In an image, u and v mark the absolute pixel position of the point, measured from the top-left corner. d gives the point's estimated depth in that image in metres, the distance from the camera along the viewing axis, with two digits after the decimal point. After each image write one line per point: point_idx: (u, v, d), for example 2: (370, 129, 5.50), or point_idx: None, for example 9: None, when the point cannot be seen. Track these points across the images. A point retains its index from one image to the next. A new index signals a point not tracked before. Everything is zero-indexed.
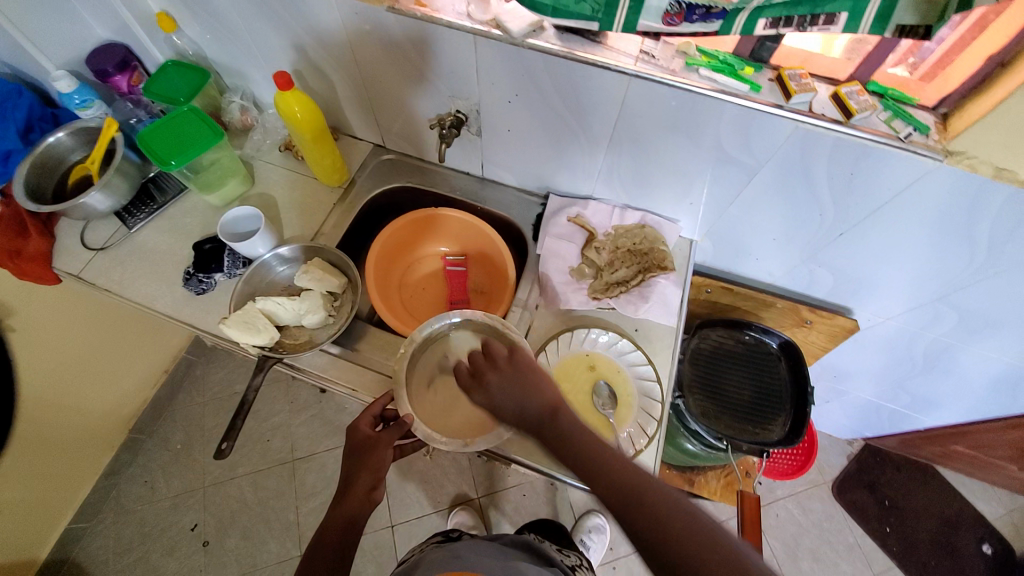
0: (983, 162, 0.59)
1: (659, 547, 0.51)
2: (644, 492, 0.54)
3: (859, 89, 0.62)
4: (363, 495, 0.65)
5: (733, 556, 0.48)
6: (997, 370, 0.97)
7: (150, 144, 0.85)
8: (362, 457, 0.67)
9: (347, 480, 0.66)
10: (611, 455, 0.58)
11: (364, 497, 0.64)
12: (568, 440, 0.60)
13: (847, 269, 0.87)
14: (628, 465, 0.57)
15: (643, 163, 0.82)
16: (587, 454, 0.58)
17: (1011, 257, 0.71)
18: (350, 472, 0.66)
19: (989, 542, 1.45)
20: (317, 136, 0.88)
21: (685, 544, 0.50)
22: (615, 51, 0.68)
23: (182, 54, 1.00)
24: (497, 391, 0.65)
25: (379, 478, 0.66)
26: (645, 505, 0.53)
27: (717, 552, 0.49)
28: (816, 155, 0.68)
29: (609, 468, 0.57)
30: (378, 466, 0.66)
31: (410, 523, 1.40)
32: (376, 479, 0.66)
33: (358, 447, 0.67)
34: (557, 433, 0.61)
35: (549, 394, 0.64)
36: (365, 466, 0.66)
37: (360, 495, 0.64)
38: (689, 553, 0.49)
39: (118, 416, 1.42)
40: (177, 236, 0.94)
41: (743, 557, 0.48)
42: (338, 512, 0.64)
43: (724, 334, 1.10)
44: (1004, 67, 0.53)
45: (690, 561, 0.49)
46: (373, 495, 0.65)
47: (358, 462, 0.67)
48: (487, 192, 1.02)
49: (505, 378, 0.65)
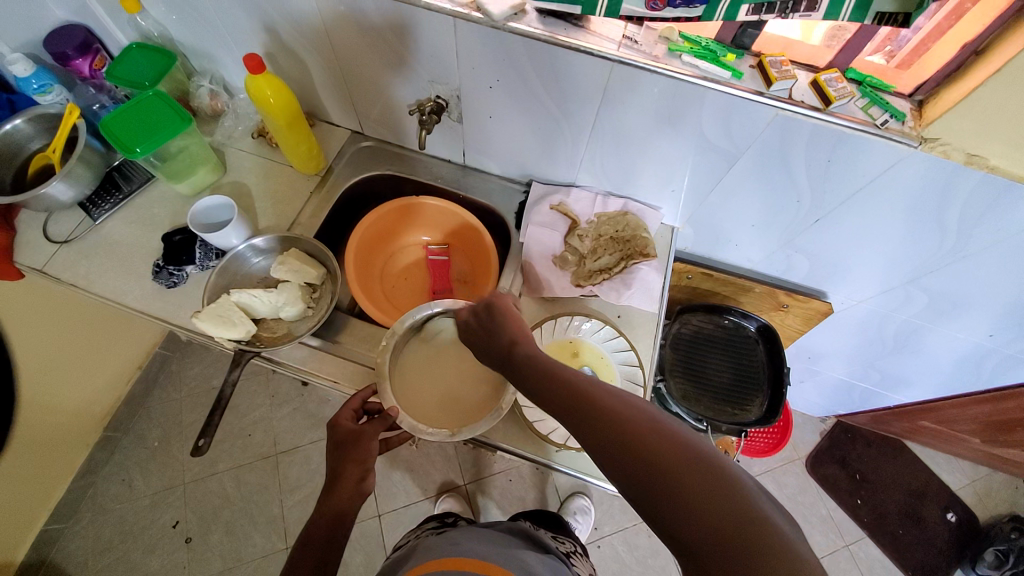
0: (956, 149, 0.61)
1: (665, 505, 0.43)
2: (623, 415, 0.48)
3: (838, 76, 0.62)
4: (353, 486, 0.64)
5: (758, 518, 0.40)
6: (963, 349, 1.02)
7: (114, 130, 0.81)
8: (348, 450, 0.66)
9: (333, 471, 0.65)
10: (612, 399, 0.50)
11: (353, 491, 0.64)
12: (546, 380, 0.54)
13: (822, 254, 0.89)
14: (634, 406, 0.49)
15: (625, 150, 0.82)
16: (583, 399, 0.51)
17: (978, 241, 0.73)
18: (335, 464, 0.65)
19: (952, 510, 1.54)
20: (292, 123, 0.85)
21: (696, 500, 0.42)
22: (598, 36, 0.67)
23: (146, 36, 0.94)
24: (476, 333, 0.67)
25: (367, 468, 0.65)
26: (616, 425, 0.48)
27: (736, 513, 0.40)
28: (795, 142, 0.69)
29: (612, 414, 0.48)
30: (365, 456, 0.65)
31: (397, 512, 1.40)
32: (365, 469, 0.65)
33: (343, 439, 0.66)
34: (546, 388, 0.54)
35: (513, 332, 0.63)
36: (350, 458, 0.65)
37: (349, 487, 0.64)
38: (701, 513, 0.41)
39: (90, 414, 1.37)
40: (147, 227, 0.90)
41: (771, 522, 0.40)
42: (327, 504, 0.63)
43: (704, 319, 1.12)
44: (977, 56, 0.54)
45: (683, 507, 0.42)
46: (362, 486, 0.65)
47: (345, 453, 0.66)
48: (469, 180, 1.01)
49: (483, 325, 0.66)
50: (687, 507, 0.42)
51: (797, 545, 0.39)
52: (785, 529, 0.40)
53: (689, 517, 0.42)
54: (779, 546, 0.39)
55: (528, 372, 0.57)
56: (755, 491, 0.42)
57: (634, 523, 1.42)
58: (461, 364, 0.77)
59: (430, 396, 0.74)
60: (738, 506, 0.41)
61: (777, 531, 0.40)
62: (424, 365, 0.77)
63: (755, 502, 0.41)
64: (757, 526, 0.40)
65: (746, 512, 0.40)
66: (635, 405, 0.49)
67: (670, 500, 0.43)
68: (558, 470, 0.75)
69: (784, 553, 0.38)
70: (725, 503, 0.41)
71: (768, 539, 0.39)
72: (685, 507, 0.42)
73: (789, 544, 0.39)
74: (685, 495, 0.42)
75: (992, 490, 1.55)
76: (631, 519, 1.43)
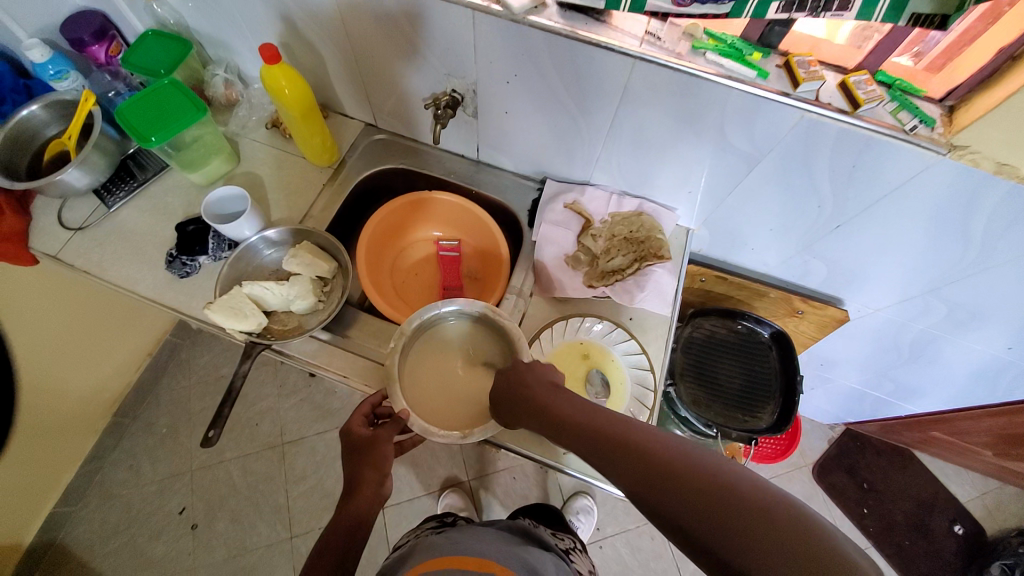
0: (986, 157, 0.59)
1: (703, 531, 0.42)
2: (646, 444, 0.50)
3: (868, 78, 0.61)
4: (371, 494, 0.63)
5: (801, 532, 0.39)
6: (981, 361, 1.00)
7: (129, 119, 0.81)
8: (362, 455, 0.66)
9: (351, 478, 0.65)
10: (636, 435, 0.52)
11: (372, 496, 0.63)
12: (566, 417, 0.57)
13: (841, 261, 0.87)
14: (657, 437, 0.50)
15: (643, 150, 0.80)
16: (608, 440, 0.52)
17: (1003, 253, 0.71)
18: (353, 471, 0.65)
19: (961, 523, 1.51)
20: (306, 114, 0.84)
21: (727, 515, 0.41)
22: (620, 32, 0.65)
23: (163, 23, 0.94)
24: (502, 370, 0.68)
25: (384, 474, 0.65)
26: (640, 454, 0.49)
27: (778, 531, 0.39)
28: (819, 145, 0.67)
29: (636, 449, 0.50)
30: (382, 462, 0.65)
31: (401, 505, 1.41)
32: (382, 475, 0.64)
33: (357, 445, 0.67)
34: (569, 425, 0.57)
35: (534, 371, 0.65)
36: (367, 462, 0.65)
37: (369, 491, 0.63)
38: (740, 532, 0.40)
39: (99, 399, 1.39)
40: (160, 216, 0.90)
41: (813, 537, 0.39)
42: (345, 510, 0.63)
43: (718, 323, 1.10)
44: (1014, 60, 0.52)
45: (716, 523, 0.42)
46: (381, 491, 0.64)
47: (361, 459, 0.66)
48: (482, 176, 1.00)
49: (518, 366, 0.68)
50: (721, 524, 0.41)
51: (854, 559, 0.37)
52: (829, 536, 0.39)
53: (725, 532, 0.41)
54: (827, 557, 0.37)
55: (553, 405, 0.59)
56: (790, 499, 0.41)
57: (637, 525, 1.42)
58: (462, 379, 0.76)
59: (442, 398, 0.74)
60: (780, 523, 0.40)
61: (818, 538, 0.38)
62: (429, 373, 0.75)
63: (795, 516, 0.40)
64: (796, 534, 0.39)
65: (786, 527, 0.39)
66: (655, 434, 0.51)
67: (707, 525, 0.42)
68: (567, 473, 0.74)
69: (831, 564, 0.37)
70: (764, 521, 0.40)
71: (815, 552, 0.38)
72: (718, 528, 0.41)
73: (833, 548, 0.38)
74: (717, 512, 0.42)
75: (1002, 503, 1.53)
76: (635, 521, 1.42)
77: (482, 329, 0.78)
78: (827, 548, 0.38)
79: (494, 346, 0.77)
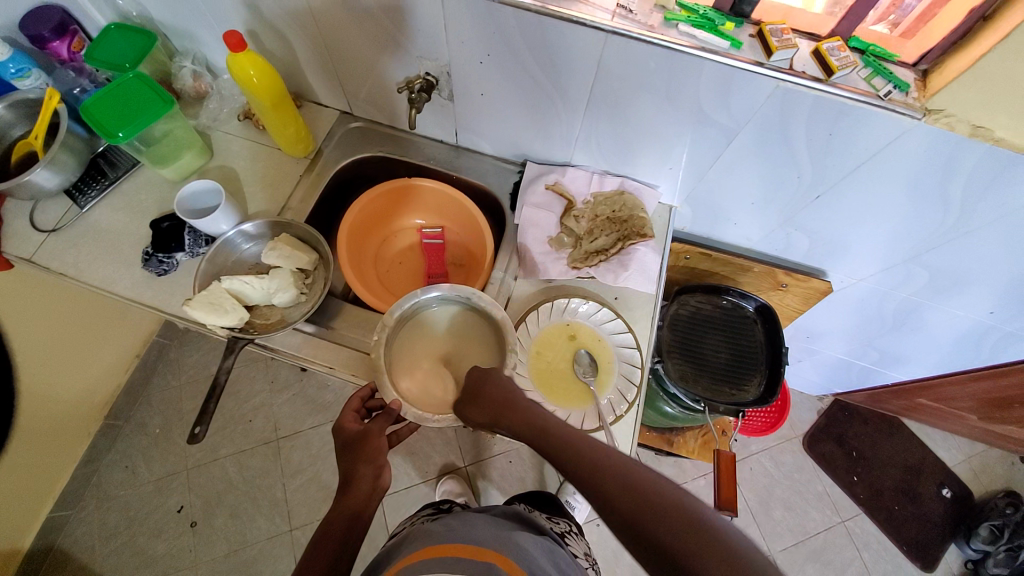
0: (960, 120, 0.59)
1: (638, 522, 0.48)
2: (603, 456, 0.55)
3: (841, 45, 0.60)
4: (367, 491, 0.62)
5: (721, 538, 0.45)
6: (962, 327, 1.01)
7: (94, 115, 0.79)
8: (356, 450, 0.65)
9: (347, 473, 0.64)
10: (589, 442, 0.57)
11: (370, 489, 0.62)
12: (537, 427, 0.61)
13: (822, 231, 0.87)
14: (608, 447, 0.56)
15: (623, 128, 0.80)
16: (564, 443, 0.58)
17: (982, 216, 0.72)
18: (348, 466, 0.64)
19: (948, 486, 1.56)
20: (277, 103, 0.83)
21: (669, 519, 0.47)
22: (592, 6, 0.64)
23: (125, 16, 0.92)
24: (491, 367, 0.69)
25: (380, 466, 0.64)
26: (597, 463, 0.54)
27: (708, 535, 0.45)
28: (795, 116, 0.67)
29: (588, 452, 0.56)
30: (376, 455, 0.65)
31: (399, 493, 1.43)
32: (377, 468, 0.64)
33: (349, 440, 0.66)
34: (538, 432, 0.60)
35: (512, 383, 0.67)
36: (362, 458, 0.64)
37: (366, 485, 0.62)
38: (670, 527, 0.46)
39: (88, 403, 1.37)
40: (135, 214, 0.88)
41: (733, 542, 0.45)
42: (343, 505, 0.61)
43: (703, 299, 1.07)
44: (985, 21, 0.53)
45: (659, 526, 0.47)
46: (379, 483, 0.63)
47: (354, 454, 0.65)
48: (462, 161, 0.98)
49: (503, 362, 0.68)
50: (661, 527, 0.47)
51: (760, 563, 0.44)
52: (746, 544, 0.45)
53: (666, 532, 0.46)
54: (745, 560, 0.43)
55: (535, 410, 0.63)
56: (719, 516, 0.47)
57: None
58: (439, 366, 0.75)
59: (431, 387, 0.74)
60: (711, 531, 0.45)
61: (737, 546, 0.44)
62: (408, 360, 0.75)
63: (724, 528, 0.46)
64: (721, 540, 0.45)
65: (713, 535, 0.45)
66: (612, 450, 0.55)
67: (652, 525, 0.47)
68: None
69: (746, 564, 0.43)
70: (691, 525, 0.46)
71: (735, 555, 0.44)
72: (665, 527, 0.46)
73: (746, 554, 0.44)
74: (661, 517, 0.47)
75: (987, 465, 1.57)
76: None
77: (470, 314, 0.79)
78: (740, 554, 0.44)
79: (482, 333, 0.77)
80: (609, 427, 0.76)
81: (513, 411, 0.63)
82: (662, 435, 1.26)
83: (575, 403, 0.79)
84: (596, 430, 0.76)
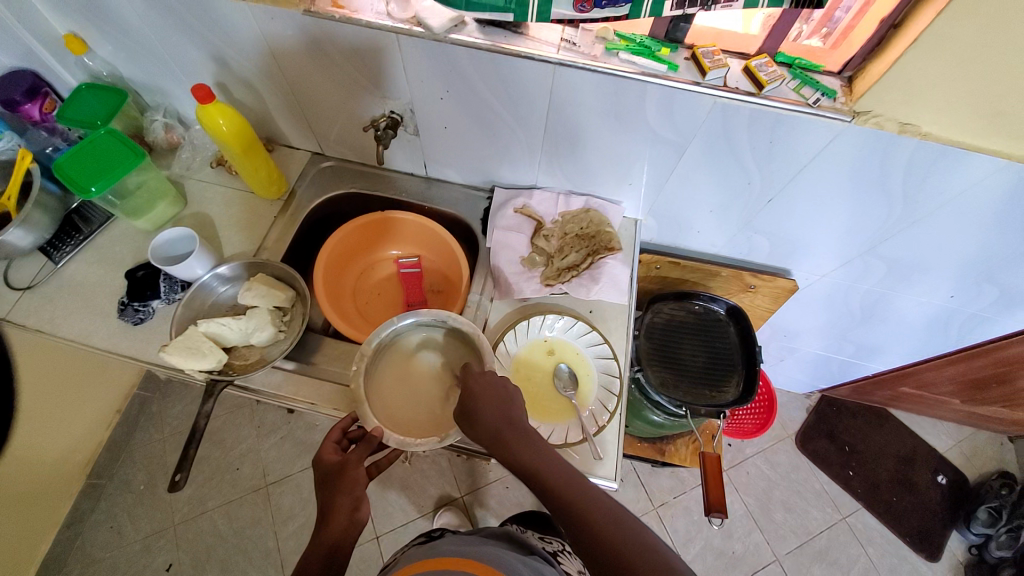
0: (888, 119, 0.65)
1: (594, 545, 0.54)
2: (560, 481, 0.59)
3: (768, 61, 0.66)
4: (342, 527, 0.62)
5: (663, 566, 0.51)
6: (929, 313, 1.05)
7: (67, 170, 0.81)
8: (334, 482, 0.65)
9: (324, 506, 0.63)
10: (548, 467, 0.61)
11: (347, 521, 0.62)
12: (501, 444, 0.63)
13: (779, 232, 0.91)
14: (565, 474, 0.60)
15: (581, 151, 0.84)
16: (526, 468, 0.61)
17: (926, 205, 0.76)
18: (325, 499, 0.64)
19: (943, 473, 1.57)
20: (247, 149, 0.86)
21: (620, 549, 0.53)
22: (538, 41, 0.69)
23: (96, 76, 0.95)
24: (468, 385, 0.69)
25: (359, 497, 0.64)
26: (555, 490, 0.59)
27: (655, 563, 0.52)
28: (736, 126, 0.71)
29: (546, 482, 0.59)
30: (353, 487, 0.64)
31: (395, 531, 1.40)
32: (354, 498, 0.63)
33: (327, 472, 0.65)
34: (502, 449, 0.63)
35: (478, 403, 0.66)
36: (340, 490, 0.64)
37: (342, 519, 0.62)
38: (621, 558, 0.53)
39: (70, 463, 1.31)
40: (110, 266, 0.89)
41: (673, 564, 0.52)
42: (321, 540, 0.61)
43: (675, 306, 1.10)
44: (896, 28, 0.58)
45: (611, 555, 0.53)
46: (357, 516, 0.63)
47: (332, 487, 0.64)
48: (433, 191, 1.01)
49: (483, 380, 0.69)
50: (613, 556, 0.53)
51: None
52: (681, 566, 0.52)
53: (618, 561, 0.53)
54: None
55: (507, 441, 0.63)
56: (659, 545, 0.54)
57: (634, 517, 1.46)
58: (427, 392, 0.76)
59: (412, 408, 0.75)
60: (655, 559, 0.52)
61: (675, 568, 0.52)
62: (393, 389, 0.76)
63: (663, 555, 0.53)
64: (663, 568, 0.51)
65: (658, 560, 0.52)
66: (568, 474, 0.60)
67: (604, 552, 0.54)
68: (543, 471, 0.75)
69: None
70: (637, 555, 0.52)
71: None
72: (617, 556, 0.53)
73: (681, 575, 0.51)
74: (614, 547, 0.53)
75: (978, 449, 1.60)
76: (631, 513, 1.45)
77: (450, 335, 0.81)
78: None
79: (464, 353, 0.79)
80: (593, 438, 0.77)
81: (485, 432, 0.64)
82: (653, 445, 1.26)
83: (558, 417, 0.80)
84: (581, 443, 0.77)
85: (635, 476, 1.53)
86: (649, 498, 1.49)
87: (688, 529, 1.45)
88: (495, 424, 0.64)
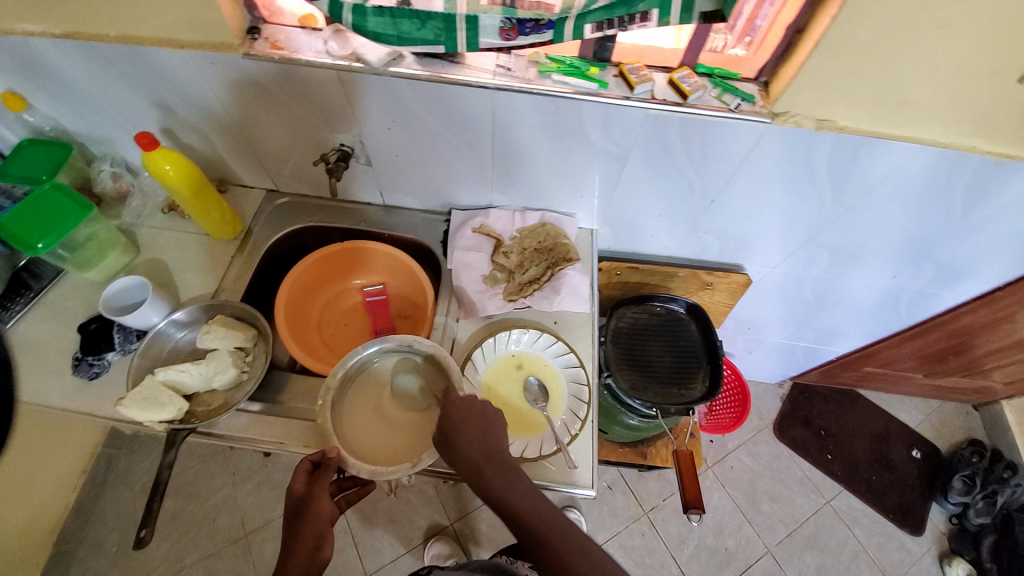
0: (804, 117, 0.70)
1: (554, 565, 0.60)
2: (528, 506, 0.63)
3: (688, 73, 0.71)
4: (306, 557, 0.62)
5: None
6: (878, 293, 1.11)
7: (11, 228, 0.79)
8: (303, 522, 0.64)
9: (289, 543, 0.64)
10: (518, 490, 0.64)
11: (306, 563, 0.62)
12: (477, 468, 0.64)
13: (727, 230, 0.96)
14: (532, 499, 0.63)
15: (529, 167, 0.87)
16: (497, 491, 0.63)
17: (853, 194, 0.82)
18: (291, 535, 0.64)
19: (917, 447, 1.63)
20: (197, 191, 0.86)
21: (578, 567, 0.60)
22: (474, 69, 0.72)
23: (39, 132, 0.94)
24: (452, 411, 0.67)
25: (321, 536, 0.64)
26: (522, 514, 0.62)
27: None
28: (669, 134, 0.75)
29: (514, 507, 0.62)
30: (318, 523, 0.64)
31: (385, 567, 1.36)
32: (319, 535, 0.63)
33: (294, 505, 0.66)
34: (476, 472, 0.64)
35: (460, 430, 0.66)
36: (307, 530, 0.63)
37: (304, 553, 0.62)
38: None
39: (35, 532, 1.25)
40: (62, 322, 0.87)
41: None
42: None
43: (638, 310, 1.13)
44: (799, 34, 0.64)
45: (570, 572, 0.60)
46: (317, 556, 0.63)
47: (299, 523, 0.65)
48: (392, 218, 1.03)
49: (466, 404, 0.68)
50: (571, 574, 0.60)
51: None
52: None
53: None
54: None
55: (483, 466, 0.64)
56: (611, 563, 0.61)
57: (625, 525, 1.46)
58: (398, 420, 0.76)
59: (385, 435, 0.74)
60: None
61: None
62: (362, 419, 0.75)
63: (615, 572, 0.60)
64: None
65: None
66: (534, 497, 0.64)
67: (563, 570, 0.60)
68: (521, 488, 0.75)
69: None
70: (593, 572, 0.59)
71: None
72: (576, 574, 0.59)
73: None
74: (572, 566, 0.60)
75: (946, 420, 1.67)
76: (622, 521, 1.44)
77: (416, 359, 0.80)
78: None
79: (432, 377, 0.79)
80: (567, 448, 0.78)
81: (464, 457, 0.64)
82: (635, 450, 1.27)
83: (530, 430, 0.81)
84: (555, 453, 0.78)
85: (623, 483, 1.53)
86: (639, 503, 1.49)
87: (679, 531, 1.45)
88: (473, 449, 0.64)
